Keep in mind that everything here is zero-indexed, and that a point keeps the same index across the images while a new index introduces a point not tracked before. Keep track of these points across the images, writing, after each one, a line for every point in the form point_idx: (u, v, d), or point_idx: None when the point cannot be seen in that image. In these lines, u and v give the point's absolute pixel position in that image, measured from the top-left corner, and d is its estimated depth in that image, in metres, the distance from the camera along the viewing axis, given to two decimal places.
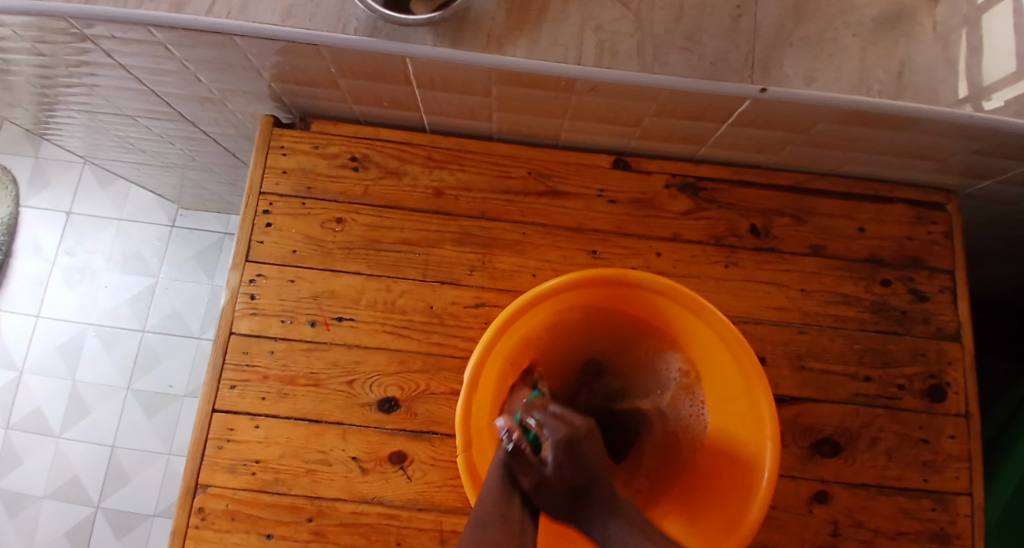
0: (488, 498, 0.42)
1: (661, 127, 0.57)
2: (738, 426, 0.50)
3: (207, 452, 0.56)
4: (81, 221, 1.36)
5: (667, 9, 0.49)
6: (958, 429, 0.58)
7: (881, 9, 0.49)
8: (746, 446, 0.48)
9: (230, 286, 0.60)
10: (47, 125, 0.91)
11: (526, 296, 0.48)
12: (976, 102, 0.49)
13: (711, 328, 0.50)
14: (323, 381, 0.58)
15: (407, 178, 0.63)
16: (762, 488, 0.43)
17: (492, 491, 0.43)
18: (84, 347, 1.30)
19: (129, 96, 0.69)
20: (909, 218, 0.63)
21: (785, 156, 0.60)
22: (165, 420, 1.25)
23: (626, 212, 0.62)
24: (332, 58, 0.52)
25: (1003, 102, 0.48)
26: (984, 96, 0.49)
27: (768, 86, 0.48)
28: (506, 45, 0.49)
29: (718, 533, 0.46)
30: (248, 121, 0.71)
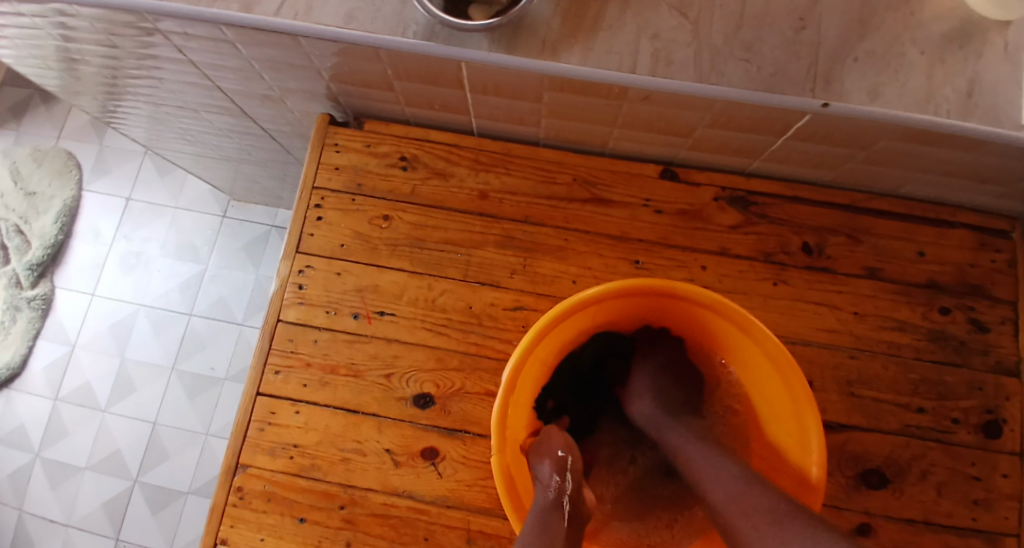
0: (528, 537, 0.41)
1: (713, 139, 0.56)
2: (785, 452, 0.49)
3: (249, 434, 0.58)
4: (138, 207, 1.44)
5: (726, 20, 0.48)
6: (1013, 467, 0.55)
7: (953, 25, 0.48)
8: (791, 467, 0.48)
9: (280, 275, 0.62)
10: (114, 115, 0.97)
11: (571, 301, 0.48)
12: None
13: (759, 346, 0.50)
14: (363, 373, 0.59)
15: (453, 180, 0.64)
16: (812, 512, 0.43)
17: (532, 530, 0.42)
18: (134, 327, 1.36)
19: (195, 90, 0.72)
20: (972, 243, 0.60)
21: (841, 173, 0.59)
22: (204, 401, 1.30)
23: (671, 223, 0.61)
24: (389, 60, 0.54)
25: None
26: None
27: (829, 100, 0.47)
28: (561, 52, 0.49)
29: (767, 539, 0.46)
30: (304, 118, 0.74)
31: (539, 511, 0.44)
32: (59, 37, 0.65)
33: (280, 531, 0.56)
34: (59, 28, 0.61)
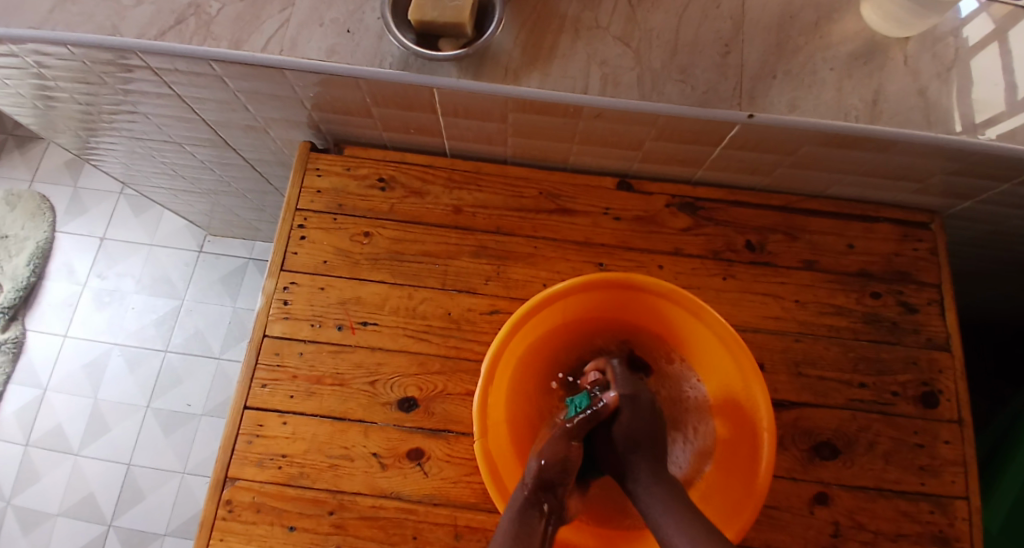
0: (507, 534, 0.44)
1: (661, 151, 0.63)
2: (737, 422, 0.54)
3: (238, 446, 0.59)
4: (113, 246, 1.44)
5: (663, 47, 0.56)
6: (953, 435, 0.61)
7: (857, 46, 0.56)
8: (744, 440, 0.53)
9: (266, 292, 0.65)
10: (94, 152, 1.00)
11: (543, 295, 0.53)
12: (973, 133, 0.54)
13: (709, 329, 0.55)
14: (348, 381, 0.62)
15: (429, 197, 0.69)
16: (762, 474, 0.48)
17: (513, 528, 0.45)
18: (109, 366, 1.34)
19: (179, 124, 0.76)
20: (895, 235, 0.68)
21: (775, 179, 0.66)
22: (182, 438, 1.27)
23: (630, 228, 0.67)
24: (367, 89, 0.59)
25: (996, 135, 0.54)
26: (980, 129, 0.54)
27: (753, 112, 0.54)
28: (522, 77, 0.56)
29: (728, 506, 0.51)
30: (285, 147, 0.79)
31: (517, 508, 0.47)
32: (46, 76, 0.68)
33: (270, 541, 0.57)
34: (50, 68, 0.65)
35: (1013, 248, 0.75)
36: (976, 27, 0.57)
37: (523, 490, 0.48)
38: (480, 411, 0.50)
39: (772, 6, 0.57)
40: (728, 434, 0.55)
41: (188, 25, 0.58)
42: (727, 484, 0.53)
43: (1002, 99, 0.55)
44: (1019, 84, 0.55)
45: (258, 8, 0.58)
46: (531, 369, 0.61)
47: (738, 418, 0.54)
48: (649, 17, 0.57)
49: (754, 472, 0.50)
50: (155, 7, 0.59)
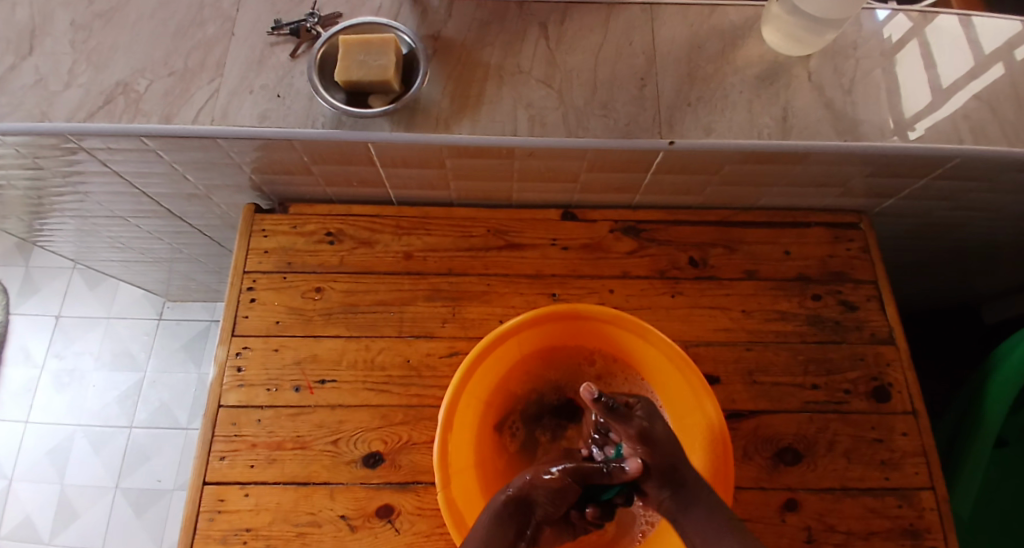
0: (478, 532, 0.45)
1: (598, 181, 0.66)
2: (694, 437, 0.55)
3: (199, 526, 0.57)
4: (69, 323, 1.39)
5: (584, 86, 0.59)
6: (908, 426, 0.62)
7: (762, 68, 0.60)
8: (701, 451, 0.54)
9: (218, 360, 0.64)
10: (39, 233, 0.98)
11: (494, 335, 0.54)
12: (903, 132, 0.59)
13: (657, 349, 0.57)
14: (309, 443, 0.60)
15: (378, 246, 0.69)
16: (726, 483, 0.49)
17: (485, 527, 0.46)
18: (71, 450, 1.28)
19: (121, 198, 0.76)
20: (828, 238, 0.71)
21: (708, 196, 0.69)
22: (154, 517, 1.21)
23: (578, 256, 0.69)
24: (304, 149, 0.60)
25: (924, 130, 0.59)
26: (909, 127, 0.59)
27: (674, 139, 0.57)
28: (453, 125, 0.58)
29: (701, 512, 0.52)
30: (231, 211, 0.79)
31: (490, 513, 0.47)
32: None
33: None
34: None
35: (940, 235, 0.80)
36: (893, 32, 0.63)
37: (504, 493, 0.49)
38: (442, 460, 0.50)
39: (679, 40, 0.61)
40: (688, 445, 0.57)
41: (118, 105, 0.58)
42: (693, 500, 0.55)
43: (929, 93, 0.60)
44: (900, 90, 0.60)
45: (188, 82, 0.59)
46: (489, 409, 0.61)
47: (695, 432, 0.55)
48: (567, 58, 0.61)
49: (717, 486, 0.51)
50: (84, 89, 0.59)
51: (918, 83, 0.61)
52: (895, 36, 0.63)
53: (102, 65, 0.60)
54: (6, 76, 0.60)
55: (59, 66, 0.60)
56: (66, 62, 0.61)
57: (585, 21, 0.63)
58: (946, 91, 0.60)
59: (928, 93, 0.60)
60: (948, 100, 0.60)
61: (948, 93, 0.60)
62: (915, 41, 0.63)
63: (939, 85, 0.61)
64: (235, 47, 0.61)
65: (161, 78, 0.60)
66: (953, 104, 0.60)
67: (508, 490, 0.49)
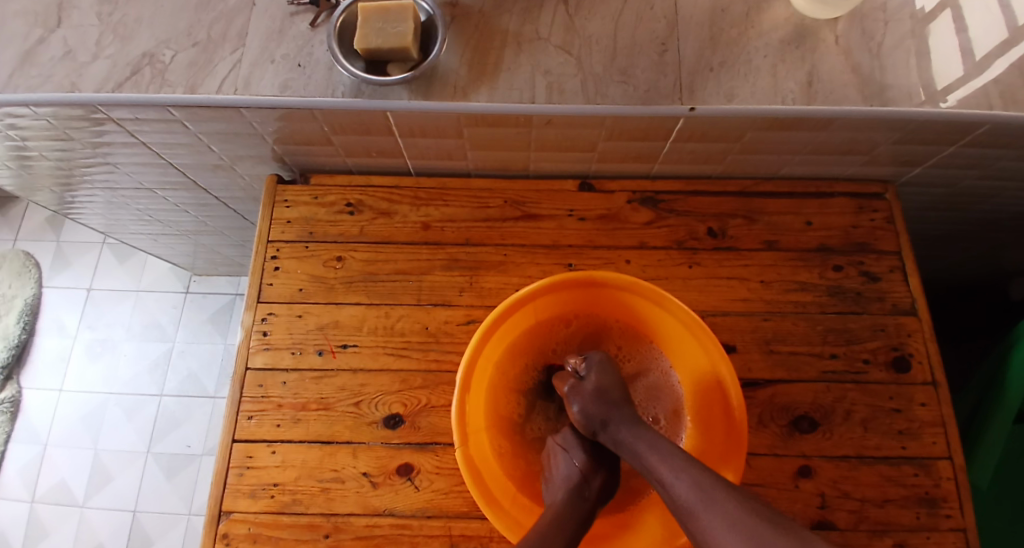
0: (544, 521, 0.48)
1: (615, 150, 0.65)
2: (710, 407, 0.56)
3: (229, 480, 0.60)
4: (100, 296, 1.45)
5: (603, 52, 0.59)
6: (928, 396, 0.62)
7: (787, 32, 0.59)
8: (716, 419, 0.55)
9: (245, 325, 0.66)
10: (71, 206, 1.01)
11: (514, 299, 0.54)
12: (934, 103, 0.56)
13: (675, 317, 0.57)
14: (332, 405, 0.62)
15: (397, 217, 0.70)
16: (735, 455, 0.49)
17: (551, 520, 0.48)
18: (106, 416, 1.34)
19: (148, 170, 0.78)
20: (852, 208, 0.70)
21: (729, 165, 0.68)
22: (185, 480, 1.27)
23: (595, 227, 0.69)
24: (323, 119, 0.61)
25: (956, 102, 0.56)
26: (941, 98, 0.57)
27: (695, 105, 0.56)
28: (471, 93, 0.58)
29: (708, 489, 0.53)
30: (254, 183, 0.80)
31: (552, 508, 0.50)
32: (13, 137, 0.70)
33: None
34: (14, 128, 0.67)
35: (970, 207, 0.77)
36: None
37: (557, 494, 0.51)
38: (460, 420, 0.52)
39: (701, 3, 0.60)
40: (704, 415, 0.57)
41: (143, 76, 0.60)
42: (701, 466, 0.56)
43: (961, 63, 0.58)
44: (934, 54, 0.58)
45: (210, 53, 0.60)
46: (506, 372, 0.62)
47: (710, 402, 0.56)
48: (586, 24, 0.60)
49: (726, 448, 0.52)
50: (109, 61, 0.61)
51: (950, 49, 0.58)
52: (927, 7, 0.60)
53: (127, 37, 0.62)
54: (35, 48, 0.62)
55: (86, 39, 0.62)
56: (92, 34, 0.62)
57: None
58: (981, 58, 0.58)
59: (960, 63, 0.58)
60: (983, 69, 0.58)
61: (986, 58, 0.58)
62: (949, 10, 0.60)
63: (973, 54, 0.58)
64: (255, 18, 0.62)
65: (184, 49, 0.61)
66: (989, 72, 0.57)
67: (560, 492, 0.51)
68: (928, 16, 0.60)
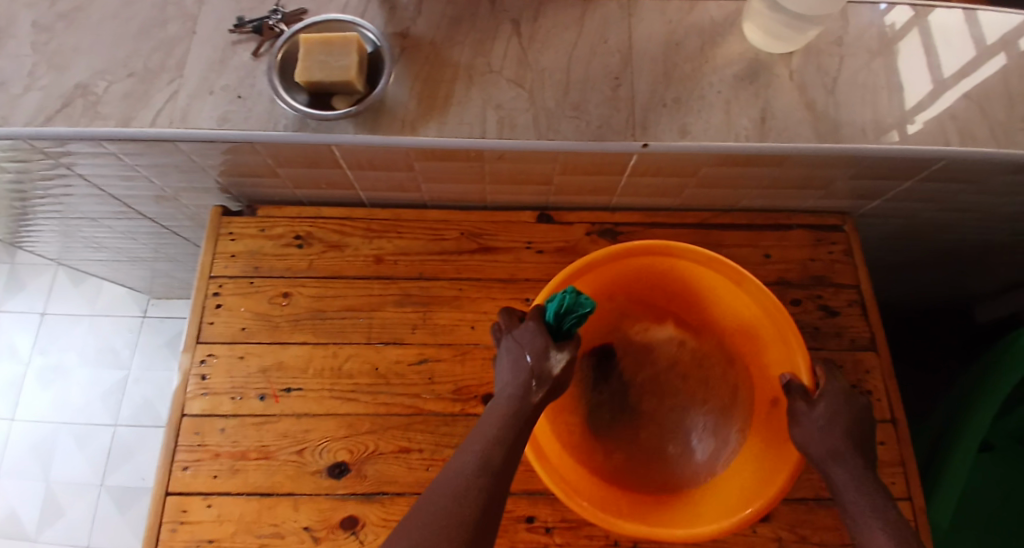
0: (494, 426, 0.41)
1: (572, 183, 0.63)
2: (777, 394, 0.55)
3: (161, 537, 0.56)
4: (53, 321, 1.38)
5: (556, 87, 0.58)
6: (886, 434, 0.61)
7: (741, 67, 0.58)
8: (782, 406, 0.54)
9: (182, 368, 0.62)
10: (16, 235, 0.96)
11: (586, 258, 0.54)
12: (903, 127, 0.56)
13: (751, 298, 0.56)
14: (273, 453, 0.59)
15: (349, 250, 0.68)
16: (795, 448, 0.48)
17: (496, 426, 0.41)
18: (56, 447, 1.28)
19: (91, 201, 0.74)
20: (811, 241, 0.69)
21: (687, 199, 0.67)
22: (139, 515, 1.21)
23: (553, 260, 0.67)
24: (266, 151, 0.58)
25: (923, 123, 0.56)
26: (909, 119, 0.57)
27: (648, 142, 0.55)
28: (420, 127, 0.56)
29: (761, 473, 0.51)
30: (202, 212, 0.77)
31: (508, 410, 0.43)
32: None
33: None
34: None
35: (928, 237, 0.78)
36: (898, 16, 0.61)
37: (509, 393, 0.44)
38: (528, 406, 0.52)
39: (657, 36, 0.60)
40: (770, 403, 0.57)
41: (75, 108, 0.56)
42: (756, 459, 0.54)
43: (930, 84, 0.58)
44: (902, 84, 0.58)
45: (146, 84, 0.57)
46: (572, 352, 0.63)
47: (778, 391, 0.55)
48: (540, 57, 0.59)
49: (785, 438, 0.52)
50: (42, 92, 0.57)
51: (917, 72, 0.59)
52: (898, 23, 0.61)
53: (61, 67, 0.58)
54: None
55: (17, 69, 0.58)
56: (23, 64, 0.59)
57: (559, 17, 0.61)
58: (945, 86, 0.58)
59: (930, 81, 0.58)
60: (947, 94, 0.58)
61: (937, 89, 0.58)
62: (915, 31, 0.61)
63: (942, 76, 0.59)
64: (195, 45, 0.59)
65: (120, 79, 0.58)
66: (940, 104, 0.58)
67: (512, 390, 0.44)
68: (898, 35, 0.60)
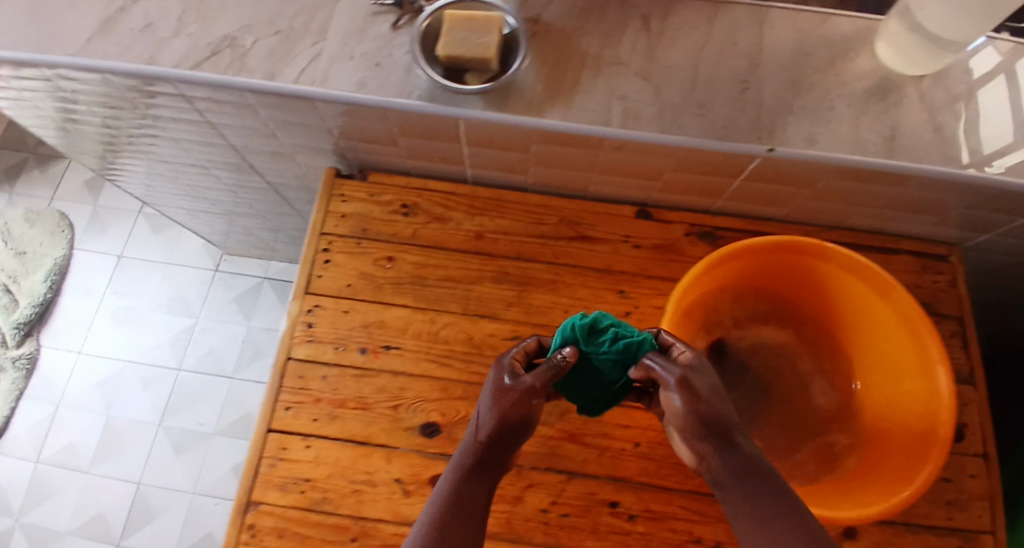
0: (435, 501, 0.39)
1: (681, 181, 0.64)
2: (906, 409, 0.56)
3: (261, 470, 0.59)
4: (130, 264, 1.46)
5: (683, 83, 0.59)
6: (979, 468, 0.60)
7: (870, 83, 0.59)
8: (913, 421, 0.55)
9: (291, 313, 0.65)
10: (127, 177, 1.02)
11: (735, 245, 0.56)
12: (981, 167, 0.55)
13: (894, 310, 0.57)
14: (370, 405, 0.62)
15: (451, 223, 0.70)
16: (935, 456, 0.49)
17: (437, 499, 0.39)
18: (123, 383, 1.35)
19: (210, 149, 0.78)
20: (916, 267, 0.70)
21: (795, 210, 0.68)
22: (194, 458, 1.27)
23: (650, 256, 0.69)
24: (394, 120, 0.60)
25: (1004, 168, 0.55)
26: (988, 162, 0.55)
27: (774, 146, 0.56)
28: (545, 110, 0.58)
29: (891, 482, 0.52)
30: (310, 173, 0.80)
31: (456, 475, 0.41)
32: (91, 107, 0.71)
33: None
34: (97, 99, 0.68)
35: None
36: (982, 61, 0.59)
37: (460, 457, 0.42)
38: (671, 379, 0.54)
39: (787, 45, 0.60)
40: (895, 418, 0.57)
41: (223, 58, 0.59)
42: (884, 474, 0.54)
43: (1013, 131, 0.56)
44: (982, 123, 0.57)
45: (292, 43, 0.60)
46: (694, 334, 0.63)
47: (908, 406, 0.56)
48: (667, 54, 0.60)
49: (919, 449, 0.52)
50: (191, 39, 0.60)
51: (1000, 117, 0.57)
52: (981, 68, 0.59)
53: (209, 18, 0.61)
54: (115, 17, 0.61)
55: (168, 14, 0.61)
56: (173, 10, 0.61)
57: (688, 18, 0.62)
58: None
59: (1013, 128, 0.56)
60: None
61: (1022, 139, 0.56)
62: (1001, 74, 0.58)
63: None
64: (338, 11, 0.61)
65: (266, 36, 0.60)
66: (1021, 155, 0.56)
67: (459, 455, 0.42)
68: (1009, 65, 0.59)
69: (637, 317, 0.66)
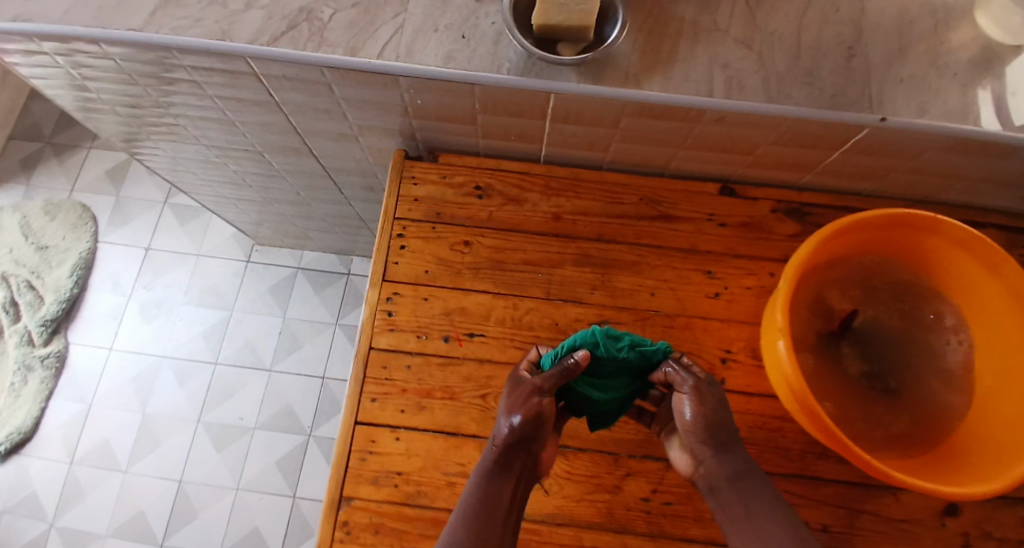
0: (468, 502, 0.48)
1: (774, 156, 0.62)
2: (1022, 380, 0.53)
3: (351, 464, 0.57)
4: (158, 257, 1.43)
5: (787, 51, 0.56)
6: None
7: (976, 53, 0.56)
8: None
9: (369, 302, 0.63)
10: (171, 169, 0.99)
11: (847, 218, 0.53)
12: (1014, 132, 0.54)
13: (1004, 282, 0.55)
14: (458, 394, 0.60)
15: (527, 205, 0.67)
16: None
17: (473, 496, 0.49)
18: (157, 379, 1.33)
19: (268, 133, 0.74)
20: (1005, 243, 0.68)
21: (886, 184, 0.66)
22: (235, 453, 1.25)
23: (736, 235, 0.66)
24: (481, 96, 0.57)
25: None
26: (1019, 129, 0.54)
27: (886, 116, 0.54)
28: (643, 81, 0.54)
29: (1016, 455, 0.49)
30: (370, 156, 0.77)
31: (481, 475, 0.50)
32: (150, 91, 0.67)
33: None
34: (157, 81, 0.64)
35: None
36: None
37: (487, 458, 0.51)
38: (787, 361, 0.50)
39: (890, 12, 0.57)
40: (1008, 390, 0.54)
41: (301, 32, 0.55)
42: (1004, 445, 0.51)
43: None
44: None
45: (372, 16, 0.56)
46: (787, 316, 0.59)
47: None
48: (769, 20, 0.57)
49: None
50: (265, 12, 0.56)
51: None
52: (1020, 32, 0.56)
53: None
54: None
55: None
56: None
57: None
58: None
59: None
60: None
61: None
62: None
63: None
64: None
65: (344, 8, 0.56)
66: None
67: (489, 457, 0.51)
68: None
69: (728, 297, 0.64)
